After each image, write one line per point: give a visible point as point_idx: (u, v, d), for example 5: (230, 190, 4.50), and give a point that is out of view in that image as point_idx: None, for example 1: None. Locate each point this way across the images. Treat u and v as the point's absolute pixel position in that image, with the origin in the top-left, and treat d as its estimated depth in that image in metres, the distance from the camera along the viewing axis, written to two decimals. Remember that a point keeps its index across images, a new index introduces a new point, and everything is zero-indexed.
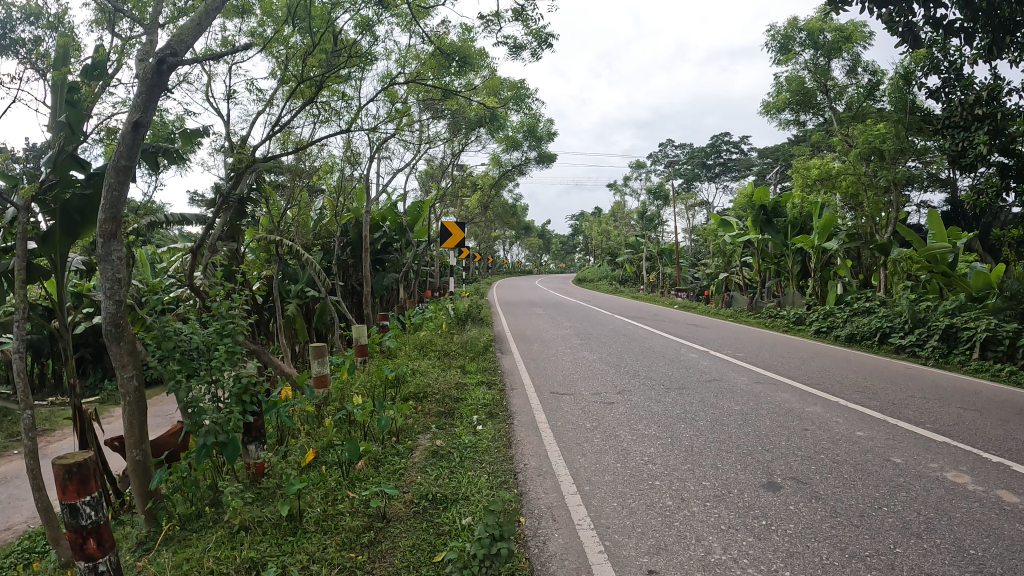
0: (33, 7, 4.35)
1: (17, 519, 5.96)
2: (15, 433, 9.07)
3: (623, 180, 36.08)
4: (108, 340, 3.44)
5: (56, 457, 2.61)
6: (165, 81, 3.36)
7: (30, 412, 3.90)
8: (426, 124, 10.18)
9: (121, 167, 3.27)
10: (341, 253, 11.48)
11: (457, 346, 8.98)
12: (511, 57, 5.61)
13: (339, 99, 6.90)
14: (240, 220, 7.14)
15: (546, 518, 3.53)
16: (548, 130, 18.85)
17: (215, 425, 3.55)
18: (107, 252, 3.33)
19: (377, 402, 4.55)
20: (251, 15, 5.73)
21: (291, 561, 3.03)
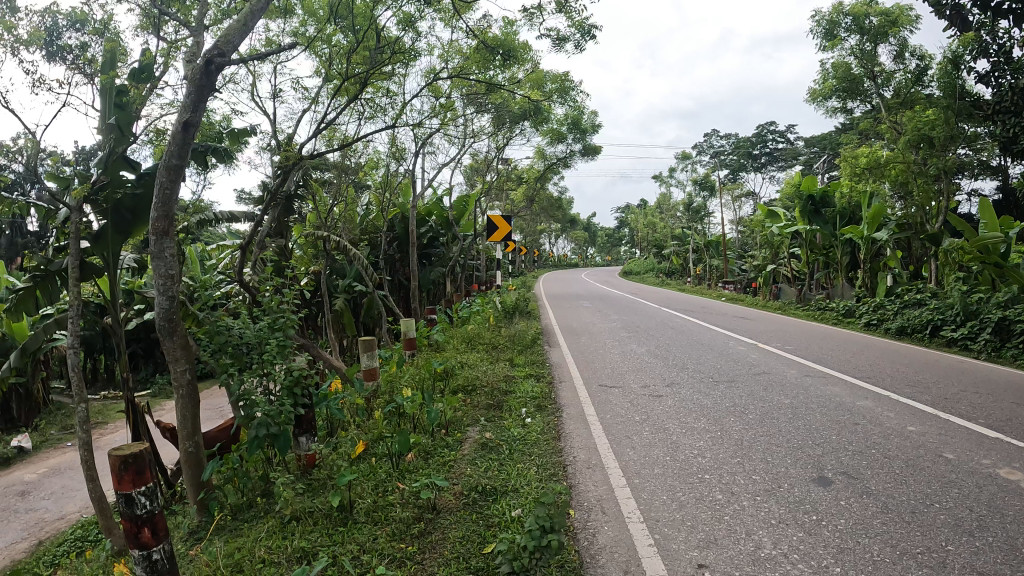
0: (79, 14, 4.47)
1: (75, 507, 6.18)
2: (69, 425, 9.41)
3: (669, 173, 35.64)
4: (161, 334, 3.54)
5: (113, 447, 2.68)
6: (213, 82, 3.41)
7: (84, 406, 4.03)
8: (470, 118, 10.19)
9: (172, 166, 3.35)
10: (388, 248, 11.61)
11: (505, 339, 8.99)
12: (553, 50, 5.56)
13: (384, 95, 6.93)
14: (288, 216, 7.27)
15: (595, 511, 3.53)
16: (593, 122, 18.70)
17: (266, 417, 3.57)
18: (161, 249, 3.43)
19: (426, 395, 4.58)
20: (293, 14, 5.78)
21: (341, 551, 3.08)
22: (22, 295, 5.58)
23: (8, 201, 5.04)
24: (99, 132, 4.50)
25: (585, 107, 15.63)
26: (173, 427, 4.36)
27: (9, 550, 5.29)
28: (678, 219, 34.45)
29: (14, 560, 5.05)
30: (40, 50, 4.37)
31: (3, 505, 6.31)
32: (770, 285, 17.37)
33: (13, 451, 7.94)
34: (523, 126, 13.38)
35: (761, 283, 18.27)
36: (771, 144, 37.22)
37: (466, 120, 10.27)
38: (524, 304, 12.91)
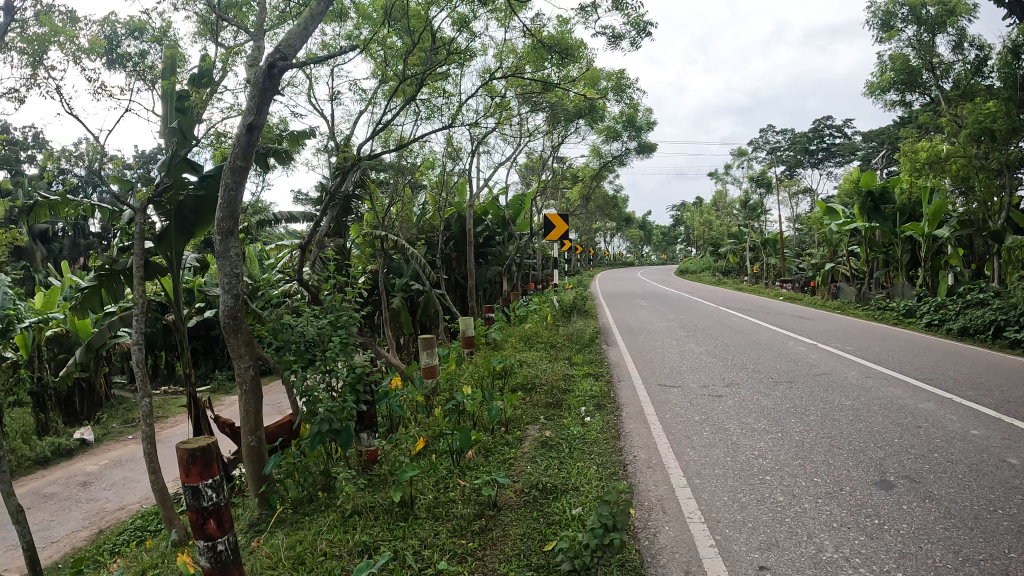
0: (138, 23, 4.62)
1: (134, 498, 6.41)
2: (131, 419, 9.76)
3: (725, 170, 35.06)
4: (227, 332, 3.66)
5: (181, 441, 2.74)
6: (276, 84, 3.50)
7: (148, 400, 4.17)
8: (524, 117, 10.20)
9: (237, 167, 3.46)
10: (446, 247, 11.70)
11: (562, 338, 8.97)
12: (609, 49, 5.50)
13: (441, 97, 6.98)
14: (346, 216, 7.40)
15: (656, 511, 3.50)
16: (648, 119, 18.49)
17: (328, 414, 3.65)
18: (225, 248, 3.55)
19: (487, 393, 4.60)
20: (349, 19, 5.89)
21: (403, 546, 3.12)
22: (87, 294, 5.81)
23: (75, 203, 5.26)
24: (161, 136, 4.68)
25: (639, 106, 15.50)
26: (234, 422, 4.49)
27: (71, 538, 5.53)
28: (734, 217, 33.82)
29: (76, 547, 5.27)
30: (101, 58, 4.54)
31: (67, 494, 6.58)
32: (830, 284, 16.93)
33: (77, 443, 8.29)
34: (578, 125, 13.32)
35: (820, 281, 17.83)
36: (829, 139, 36.23)
37: (521, 120, 10.27)
38: (582, 302, 12.85)
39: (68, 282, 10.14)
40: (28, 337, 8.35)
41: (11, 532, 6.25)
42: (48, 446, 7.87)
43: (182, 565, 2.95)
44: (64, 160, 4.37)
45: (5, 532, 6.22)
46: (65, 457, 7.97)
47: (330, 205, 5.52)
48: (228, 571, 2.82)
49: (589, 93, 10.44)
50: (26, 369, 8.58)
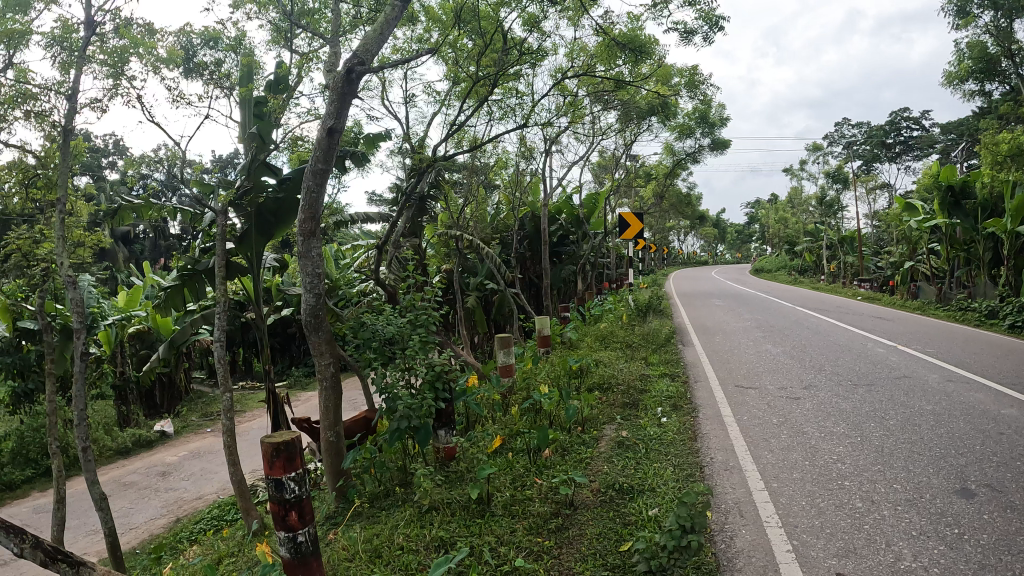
0: (212, 33, 4.79)
1: (211, 488, 6.66)
2: (208, 412, 10.16)
3: (798, 166, 34.05)
4: (309, 330, 3.81)
5: (266, 434, 2.82)
6: (355, 88, 3.56)
7: (229, 394, 4.33)
8: (596, 116, 10.14)
9: (318, 169, 3.58)
10: (520, 246, 11.71)
11: (638, 337, 8.90)
12: (681, 45, 5.41)
13: (514, 97, 7.00)
14: (422, 216, 7.52)
15: (733, 514, 3.45)
16: (721, 115, 18.11)
17: (408, 410, 3.72)
18: (308, 248, 3.68)
19: (564, 392, 4.60)
20: (419, 23, 5.96)
21: (479, 542, 3.17)
22: (170, 291, 6.02)
23: (157, 207, 5.49)
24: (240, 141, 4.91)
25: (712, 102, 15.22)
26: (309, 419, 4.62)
27: (150, 524, 5.79)
28: (809, 214, 32.82)
29: (154, 534, 5.51)
30: (180, 68, 4.74)
31: (146, 483, 6.89)
32: (910, 283, 16.30)
33: (157, 434, 8.66)
34: (651, 123, 13.14)
35: (898, 281, 17.14)
36: (907, 132, 34.83)
37: (593, 118, 10.21)
38: (658, 301, 12.68)
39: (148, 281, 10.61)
40: (112, 334, 8.80)
41: (96, 517, 6.58)
42: (130, 436, 8.26)
43: (262, 553, 3.01)
44: (146, 165, 4.60)
45: (90, 517, 6.55)
46: (144, 448, 8.34)
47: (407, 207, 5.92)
48: (308, 563, 2.88)
49: (661, 89, 10.29)
50: (109, 363, 9.05)
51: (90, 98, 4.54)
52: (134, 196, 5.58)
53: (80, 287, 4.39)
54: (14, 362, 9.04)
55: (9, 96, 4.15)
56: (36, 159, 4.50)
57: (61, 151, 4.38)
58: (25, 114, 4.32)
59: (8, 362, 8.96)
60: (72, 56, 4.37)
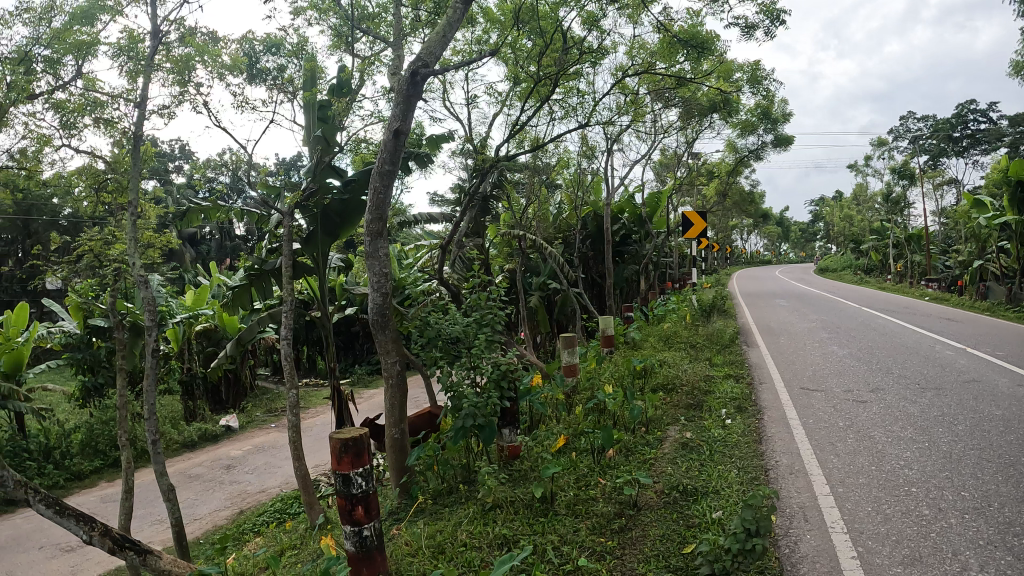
0: (275, 40, 4.92)
1: (274, 482, 6.83)
2: (271, 408, 10.43)
3: (862, 161, 33.00)
4: (375, 329, 3.94)
5: (335, 431, 2.91)
6: (418, 90, 3.74)
7: (295, 391, 4.45)
8: (657, 114, 10.03)
9: (385, 171, 3.74)
10: (582, 246, 11.65)
11: (703, 338, 8.78)
12: (741, 40, 5.32)
13: (575, 97, 6.99)
14: (484, 217, 7.58)
15: (797, 518, 3.39)
16: (783, 110, 17.68)
17: (473, 409, 3.78)
18: (374, 248, 3.82)
19: (629, 392, 4.58)
20: (479, 24, 6.01)
21: (543, 541, 3.19)
22: (239, 291, 6.31)
23: (224, 208, 5.67)
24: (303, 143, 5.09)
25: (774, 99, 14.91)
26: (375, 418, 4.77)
27: (214, 516, 5.97)
28: (874, 211, 31.81)
29: (218, 525, 5.69)
30: (244, 74, 4.89)
31: (211, 476, 7.12)
32: (980, 283, 15.68)
33: (222, 429, 8.94)
34: (713, 120, 12.92)
35: (968, 280, 16.46)
36: (976, 124, 33.44)
37: (654, 116, 10.09)
38: (721, 301, 12.47)
39: (214, 280, 10.96)
40: (179, 331, 9.15)
41: (162, 507, 6.83)
42: (195, 430, 8.54)
43: (327, 547, 3.10)
44: (212, 169, 4.78)
45: (158, 507, 6.81)
46: (209, 442, 8.62)
47: (470, 206, 5.99)
48: (372, 557, 2.94)
49: (722, 86, 10.12)
50: (176, 360, 9.37)
51: (158, 105, 4.72)
52: (201, 199, 5.78)
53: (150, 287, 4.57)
54: (86, 358, 9.42)
55: (79, 105, 4.35)
56: (106, 164, 4.69)
57: (131, 156, 4.59)
58: (94, 121, 4.52)
59: (81, 357, 9.34)
60: (138, 65, 4.54)
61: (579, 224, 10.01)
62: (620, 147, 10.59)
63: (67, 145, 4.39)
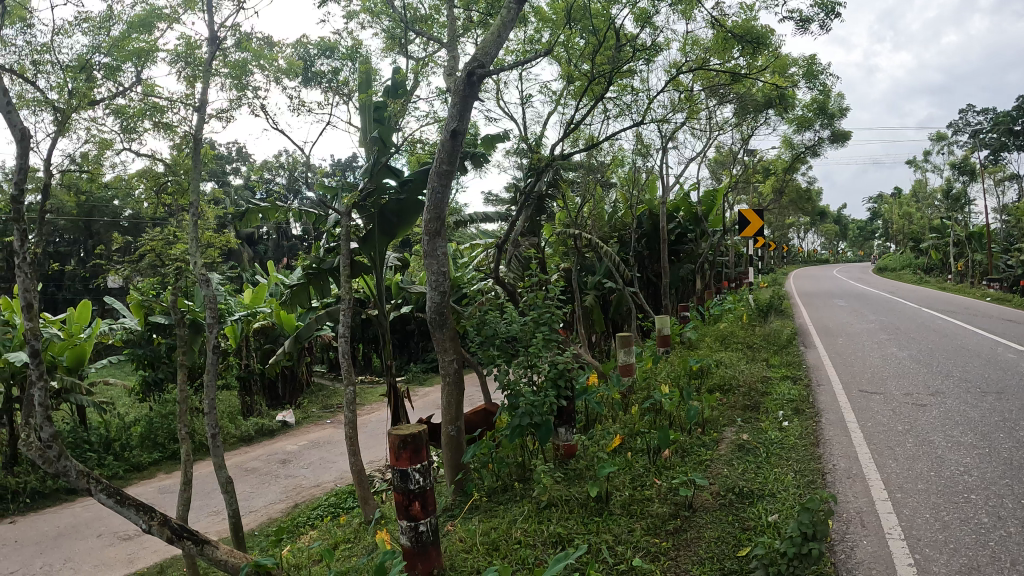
0: (329, 43, 5.03)
1: (328, 477, 6.98)
2: (325, 404, 10.64)
3: (922, 157, 31.89)
4: (434, 327, 4.06)
5: (393, 427, 2.96)
6: (474, 91, 3.85)
7: (353, 387, 4.56)
8: (711, 110, 9.88)
9: (443, 171, 3.87)
10: (639, 246, 11.53)
11: (760, 338, 8.63)
12: (795, 34, 5.20)
13: (629, 95, 6.93)
14: (540, 216, 7.58)
15: (853, 524, 3.30)
16: (840, 105, 17.21)
17: (530, 407, 3.79)
18: (433, 248, 3.97)
19: (685, 392, 4.53)
20: (532, 23, 6.02)
21: (597, 540, 3.19)
22: (297, 289, 6.45)
23: (282, 209, 5.82)
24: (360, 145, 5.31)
25: (831, 93, 14.54)
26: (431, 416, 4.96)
27: (270, 508, 6.13)
28: (937, 207, 30.75)
29: (273, 518, 5.84)
30: (300, 77, 5.01)
31: (267, 470, 7.31)
32: None
33: (279, 424, 9.16)
34: (768, 116, 12.66)
35: None
36: None
37: (708, 113, 9.95)
38: (778, 300, 12.22)
39: (272, 279, 11.24)
40: (238, 329, 9.41)
41: (219, 499, 7.03)
42: (252, 425, 8.77)
43: (382, 541, 3.16)
44: (268, 171, 4.91)
45: (215, 498, 7.02)
46: (265, 436, 8.84)
47: (526, 205, 5.95)
48: (428, 551, 2.98)
49: (777, 81, 9.91)
50: (235, 357, 9.60)
51: (216, 109, 4.87)
52: (260, 200, 5.93)
53: (210, 285, 4.72)
54: (147, 353, 9.81)
55: (139, 109, 4.51)
56: (165, 167, 4.84)
57: (191, 159, 4.74)
58: (154, 126, 4.68)
59: (142, 353, 9.74)
60: (196, 70, 4.69)
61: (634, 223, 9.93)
62: (676, 145, 10.47)
63: (127, 148, 4.56)
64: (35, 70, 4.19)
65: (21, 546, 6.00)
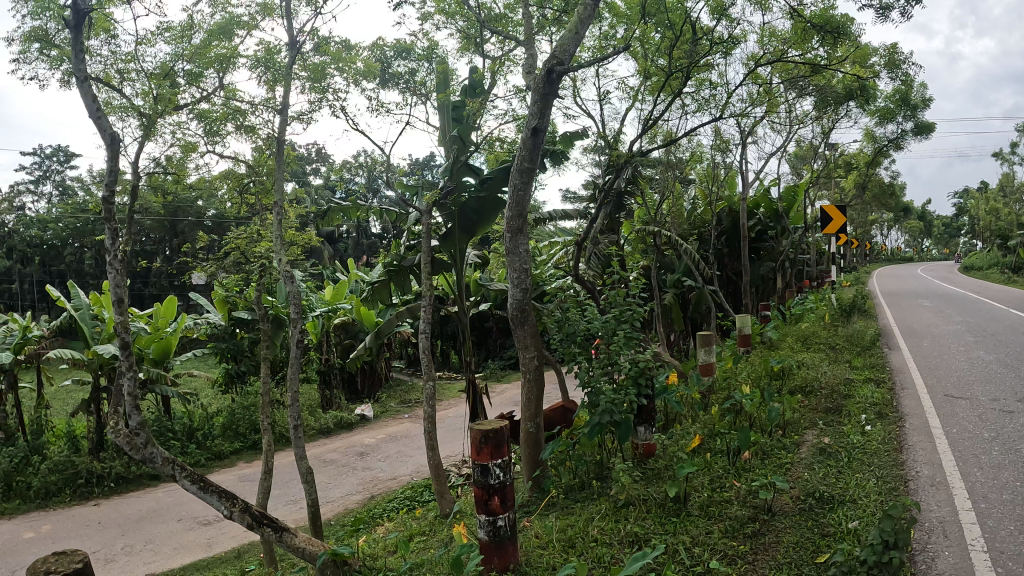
0: (405, 44, 5.13)
1: (404, 470, 7.13)
2: (401, 398, 10.88)
3: (1016, 148, 30.01)
4: (516, 324, 4.13)
5: (475, 422, 3.02)
6: (554, 88, 3.87)
7: (432, 383, 4.65)
8: (790, 103, 9.59)
9: (525, 168, 3.94)
10: (717, 243, 11.30)
11: (842, 339, 8.34)
12: (876, 21, 4.98)
13: (707, 89, 6.81)
14: (619, 213, 7.55)
15: (935, 533, 3.16)
16: (923, 96, 16.34)
17: (610, 405, 3.80)
18: (516, 245, 4.06)
19: (767, 393, 4.43)
20: (607, 20, 5.99)
21: (675, 541, 3.17)
22: (378, 286, 6.66)
23: (363, 207, 6.00)
24: (441, 145, 5.39)
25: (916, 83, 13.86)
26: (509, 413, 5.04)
27: (346, 499, 6.32)
28: None
29: (349, 509, 6.03)
30: (377, 79, 5.14)
31: (346, 462, 7.54)
32: None
33: (358, 418, 9.43)
34: (849, 108, 12.18)
35: None
36: None
37: (787, 106, 9.66)
38: (861, 299, 11.77)
39: (352, 276, 11.55)
40: (319, 325, 9.88)
41: (297, 488, 7.30)
42: (331, 418, 9.06)
43: (460, 534, 3.22)
44: (347, 170, 5.07)
45: (294, 488, 7.28)
46: (343, 429, 9.12)
47: (605, 201, 5.95)
48: (504, 546, 3.02)
49: (858, 71, 9.53)
50: (315, 351, 10.01)
51: (297, 111, 5.05)
52: (341, 200, 6.14)
53: (293, 282, 4.92)
54: (230, 347, 10.28)
55: (222, 113, 4.71)
56: (247, 168, 5.06)
57: (275, 159, 4.94)
58: (236, 129, 4.90)
59: (226, 347, 10.20)
60: (276, 73, 4.87)
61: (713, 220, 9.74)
62: (754, 139, 10.21)
63: (210, 151, 4.78)
64: (121, 79, 4.45)
65: (108, 528, 6.38)
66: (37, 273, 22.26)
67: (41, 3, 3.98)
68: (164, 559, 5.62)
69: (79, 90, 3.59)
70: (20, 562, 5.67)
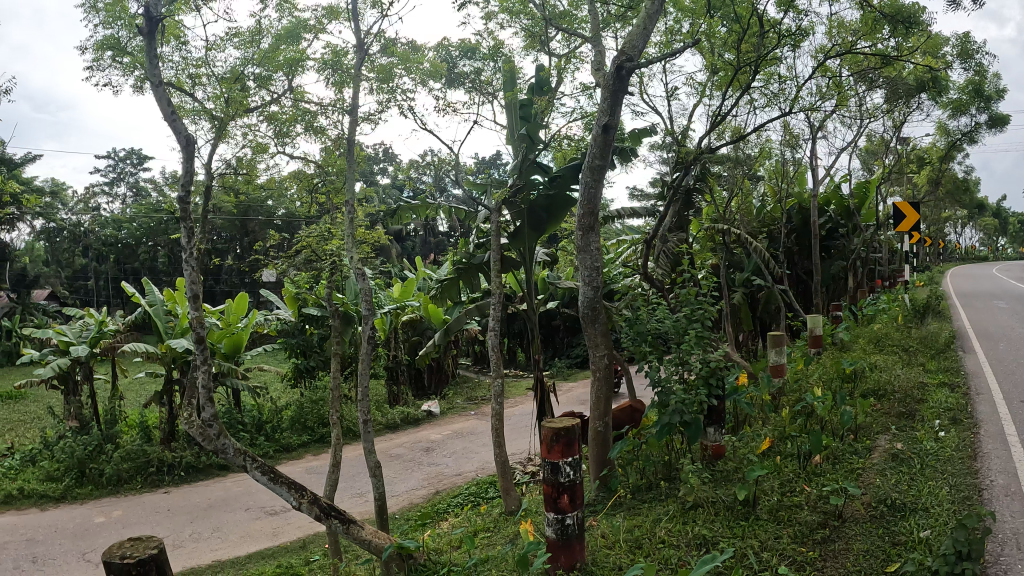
0: (468, 44, 5.17)
1: (468, 467, 7.21)
2: (465, 395, 11.00)
3: None
4: (587, 322, 4.13)
5: (547, 421, 3.06)
6: (622, 84, 3.85)
7: (500, 380, 4.69)
8: (861, 96, 9.26)
9: (596, 165, 3.94)
10: (788, 241, 10.99)
11: (917, 340, 8.01)
12: (951, 8, 4.74)
13: (776, 83, 6.63)
14: (688, 211, 7.43)
15: (1011, 545, 3.01)
16: (996, 87, 15.52)
17: (680, 405, 3.77)
18: (587, 242, 4.06)
19: (839, 395, 4.30)
20: (672, 15, 5.90)
21: (744, 545, 3.11)
22: (446, 285, 6.77)
23: (430, 206, 6.10)
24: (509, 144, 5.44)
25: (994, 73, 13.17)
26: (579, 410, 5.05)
27: (411, 494, 6.44)
28: None
29: (414, 503, 6.13)
30: (443, 79, 5.21)
31: (411, 457, 7.68)
32: None
33: (424, 413, 9.59)
34: (922, 101, 11.66)
35: None
36: None
37: (858, 100, 9.32)
38: (938, 300, 11.26)
39: (420, 274, 11.69)
40: (386, 321, 9.96)
41: (364, 481, 7.48)
42: (398, 414, 9.24)
43: (528, 530, 3.25)
44: (414, 170, 5.17)
45: (360, 480, 7.46)
46: (410, 424, 9.29)
47: (674, 198, 5.86)
48: (571, 545, 3.03)
49: (932, 61, 9.13)
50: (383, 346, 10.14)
51: (365, 112, 5.17)
52: (408, 199, 6.26)
53: (364, 280, 5.04)
54: (299, 343, 10.61)
55: (291, 116, 4.88)
56: (316, 169, 5.22)
57: (344, 159, 5.08)
58: (305, 130, 5.05)
59: (295, 342, 10.51)
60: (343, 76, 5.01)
61: (783, 217, 9.48)
62: (824, 134, 9.90)
63: (280, 152, 4.95)
64: (193, 83, 4.66)
65: (177, 515, 6.68)
66: (112, 271, 23.15)
67: (112, 13, 4.20)
68: (232, 547, 5.85)
69: (154, 95, 3.77)
70: (92, 545, 6.00)
